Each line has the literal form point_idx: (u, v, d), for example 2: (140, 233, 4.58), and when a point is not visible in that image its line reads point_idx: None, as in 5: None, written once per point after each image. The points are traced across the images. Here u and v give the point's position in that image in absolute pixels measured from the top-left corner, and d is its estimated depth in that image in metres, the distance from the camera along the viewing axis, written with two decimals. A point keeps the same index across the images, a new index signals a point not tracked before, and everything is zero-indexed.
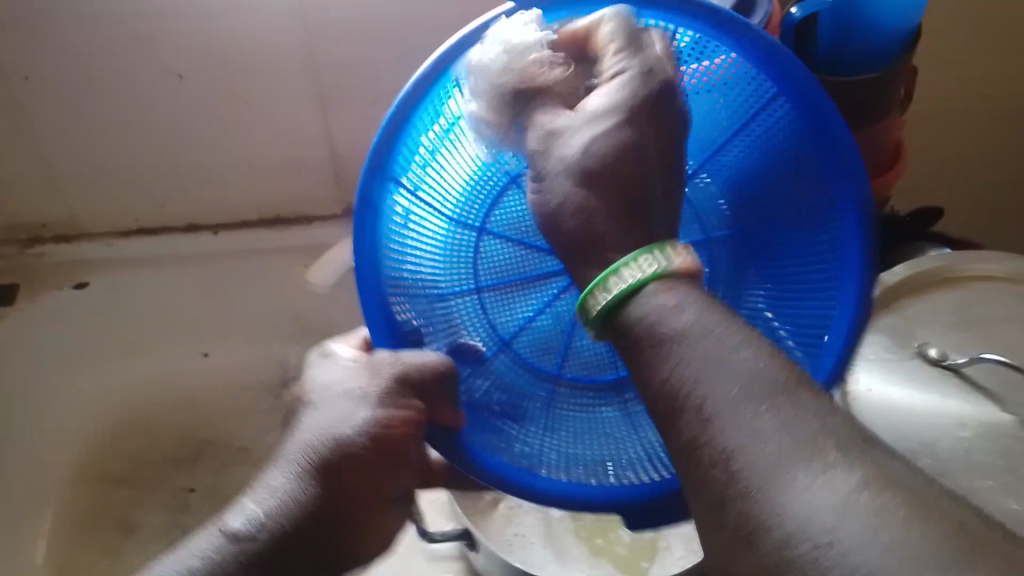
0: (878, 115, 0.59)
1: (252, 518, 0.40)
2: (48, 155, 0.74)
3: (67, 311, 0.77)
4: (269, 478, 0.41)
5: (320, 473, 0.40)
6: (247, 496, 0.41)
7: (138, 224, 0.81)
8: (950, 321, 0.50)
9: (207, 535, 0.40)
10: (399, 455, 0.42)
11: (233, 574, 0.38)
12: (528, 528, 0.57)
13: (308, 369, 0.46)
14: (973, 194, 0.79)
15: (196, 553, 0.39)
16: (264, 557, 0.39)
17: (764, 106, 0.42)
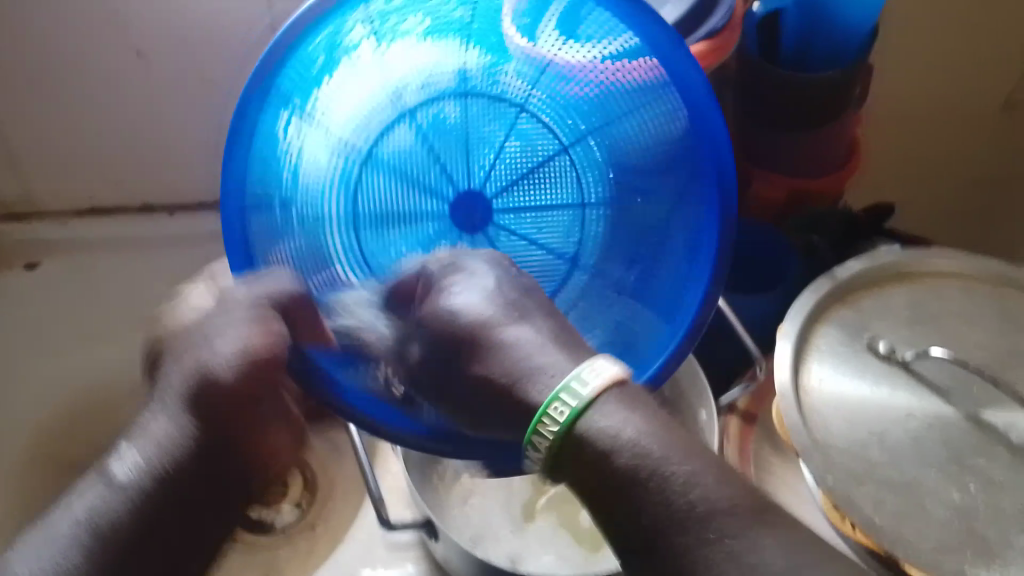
0: (836, 114, 0.60)
1: (137, 466, 0.40)
2: (2, 132, 0.73)
3: (23, 290, 0.76)
4: (146, 423, 0.41)
5: (196, 419, 0.40)
6: (128, 437, 0.41)
7: (93, 204, 0.79)
8: (902, 316, 0.51)
9: (90, 482, 0.40)
10: (249, 412, 0.41)
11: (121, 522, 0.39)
12: (484, 506, 0.59)
13: (169, 310, 0.44)
14: (927, 193, 0.81)
15: (87, 497, 0.40)
16: (155, 500, 0.39)
17: (660, 98, 0.45)
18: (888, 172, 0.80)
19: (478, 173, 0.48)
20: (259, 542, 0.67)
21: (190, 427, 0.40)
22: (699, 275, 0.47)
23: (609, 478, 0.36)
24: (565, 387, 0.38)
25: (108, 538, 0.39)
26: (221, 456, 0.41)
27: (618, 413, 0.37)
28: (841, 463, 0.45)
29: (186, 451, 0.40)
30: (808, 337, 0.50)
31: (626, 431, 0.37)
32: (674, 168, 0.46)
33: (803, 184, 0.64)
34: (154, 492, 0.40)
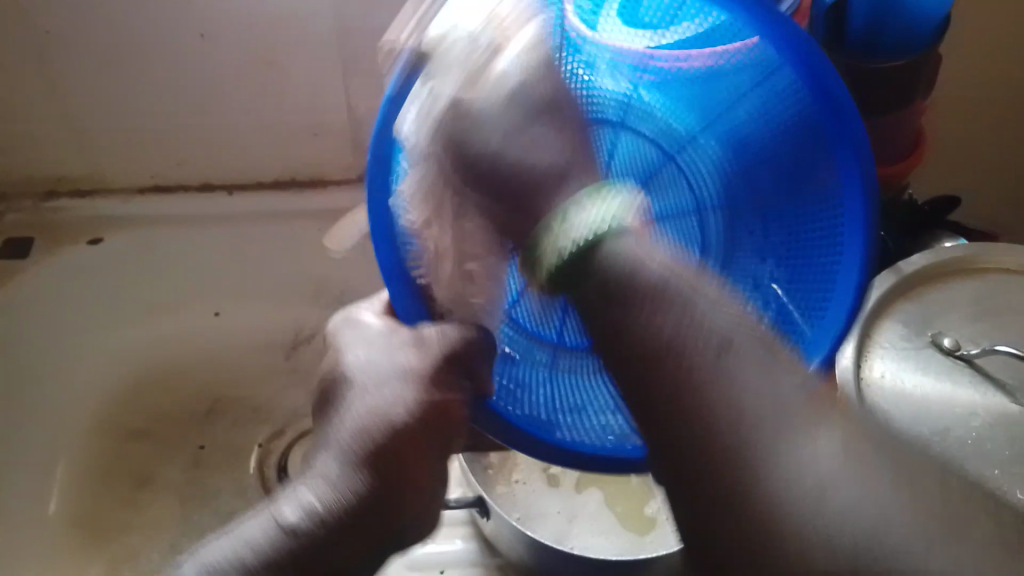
0: (903, 103, 0.59)
1: (306, 507, 0.41)
2: (69, 111, 0.74)
3: (84, 265, 0.78)
4: (324, 472, 0.42)
5: (352, 463, 0.42)
6: (303, 481, 0.43)
7: (156, 182, 0.81)
8: (966, 312, 0.50)
9: (261, 517, 0.41)
10: (419, 449, 0.43)
11: (273, 557, 0.39)
12: (527, 480, 0.60)
13: (335, 332, 0.50)
14: (995, 185, 0.79)
15: (246, 535, 0.41)
16: (314, 545, 0.40)
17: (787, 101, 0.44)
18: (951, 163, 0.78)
19: (658, 129, 0.51)
20: None
21: (354, 478, 0.41)
22: (838, 290, 0.45)
23: (609, 285, 0.40)
24: (581, 206, 0.44)
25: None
26: (403, 512, 0.42)
27: (635, 252, 0.41)
28: None
29: (352, 508, 0.41)
30: (871, 332, 0.50)
31: (637, 255, 0.41)
32: (794, 125, 0.45)
33: None
34: (311, 552, 0.40)
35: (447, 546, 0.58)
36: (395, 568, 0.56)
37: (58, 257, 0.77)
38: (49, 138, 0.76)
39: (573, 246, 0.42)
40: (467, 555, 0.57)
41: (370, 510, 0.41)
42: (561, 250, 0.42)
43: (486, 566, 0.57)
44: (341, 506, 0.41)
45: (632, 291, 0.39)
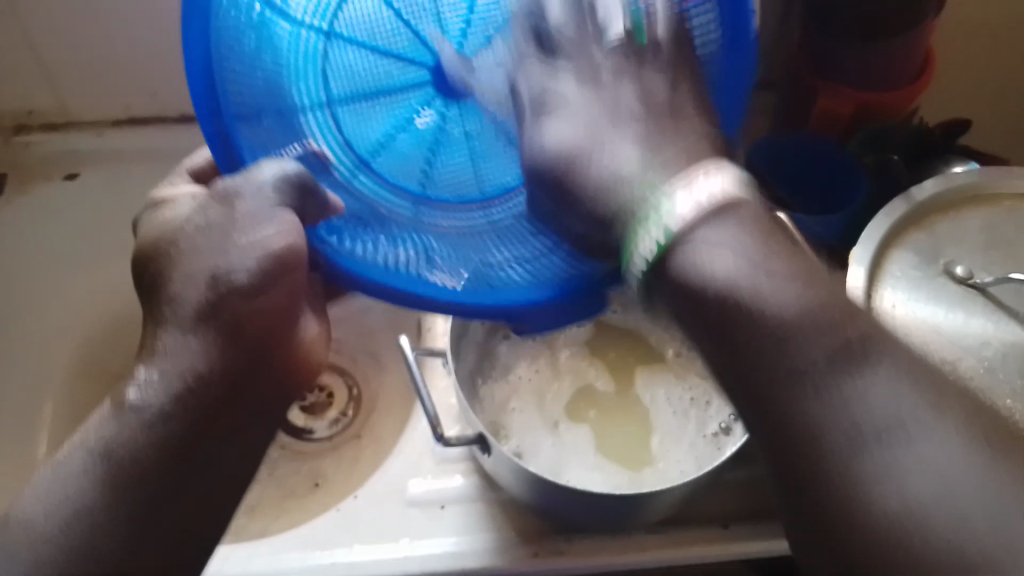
0: (915, 21, 0.56)
1: (146, 386, 0.39)
2: (34, 39, 0.70)
3: (61, 202, 0.76)
4: (166, 346, 0.40)
5: (210, 329, 0.40)
6: (147, 363, 0.40)
7: (131, 114, 0.77)
8: (977, 241, 0.49)
9: (105, 407, 0.39)
10: (297, 324, 0.38)
11: (135, 451, 0.38)
12: (523, 408, 0.59)
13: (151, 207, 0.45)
14: (998, 107, 0.77)
15: (99, 429, 0.39)
16: (178, 430, 0.39)
17: None
18: (960, 81, 0.76)
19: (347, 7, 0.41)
20: (306, 453, 0.69)
21: (214, 347, 0.40)
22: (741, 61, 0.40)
23: (705, 298, 0.34)
24: (645, 217, 0.35)
25: (128, 481, 0.37)
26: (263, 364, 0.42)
27: (735, 242, 0.34)
28: None
29: (194, 384, 0.39)
30: (882, 262, 0.48)
31: (735, 261, 0.34)
32: None
33: (873, 96, 0.60)
34: (161, 436, 0.38)
35: (446, 483, 0.57)
36: (394, 507, 0.56)
37: (34, 193, 0.75)
38: (14, 69, 0.72)
39: (646, 266, 0.35)
40: (469, 491, 0.56)
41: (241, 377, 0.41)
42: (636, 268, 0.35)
43: (488, 501, 0.56)
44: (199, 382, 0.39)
45: (714, 299, 0.34)
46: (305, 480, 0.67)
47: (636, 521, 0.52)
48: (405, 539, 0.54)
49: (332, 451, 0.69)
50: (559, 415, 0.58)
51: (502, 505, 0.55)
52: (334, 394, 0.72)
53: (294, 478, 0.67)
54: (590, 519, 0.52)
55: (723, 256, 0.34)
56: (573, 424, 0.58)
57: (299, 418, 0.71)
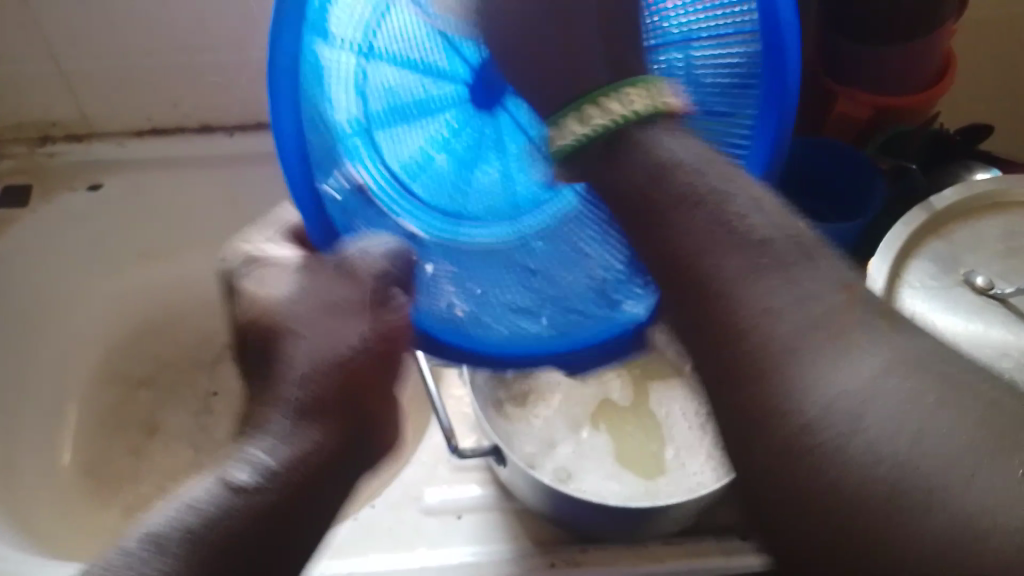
0: (933, 25, 0.56)
1: (261, 468, 0.34)
2: (56, 51, 0.71)
3: (82, 211, 0.76)
4: (273, 422, 0.35)
5: (317, 409, 0.36)
6: (254, 438, 0.35)
7: (151, 125, 0.78)
8: (997, 248, 0.48)
9: (205, 478, 0.34)
10: (375, 387, 0.37)
11: (231, 528, 0.33)
12: (540, 419, 0.59)
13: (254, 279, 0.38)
14: (1018, 109, 0.77)
15: (191, 498, 0.34)
16: (273, 513, 0.33)
17: None
18: (979, 81, 0.74)
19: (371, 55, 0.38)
20: None
21: (318, 425, 0.35)
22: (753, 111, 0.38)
23: (660, 200, 0.33)
24: (636, 87, 0.35)
25: (226, 554, 0.32)
26: (365, 443, 0.37)
27: (695, 149, 0.34)
28: None
29: (304, 467, 0.35)
30: (899, 273, 0.48)
31: (691, 152, 0.34)
32: None
33: (891, 101, 0.59)
34: (238, 527, 0.33)
35: (463, 491, 0.57)
36: (411, 516, 0.56)
37: (57, 205, 0.75)
38: (38, 81, 0.74)
39: (584, 139, 0.35)
40: (482, 500, 0.56)
41: (315, 475, 0.35)
42: (573, 139, 0.35)
43: (504, 510, 0.56)
44: (314, 462, 0.35)
45: (676, 251, 0.31)
46: None
47: (651, 531, 0.51)
48: (421, 548, 0.54)
49: None
50: (574, 424, 0.58)
51: (517, 514, 0.55)
52: None
53: None
54: (605, 529, 0.52)
55: (680, 148, 0.34)
56: (589, 433, 0.58)
57: None
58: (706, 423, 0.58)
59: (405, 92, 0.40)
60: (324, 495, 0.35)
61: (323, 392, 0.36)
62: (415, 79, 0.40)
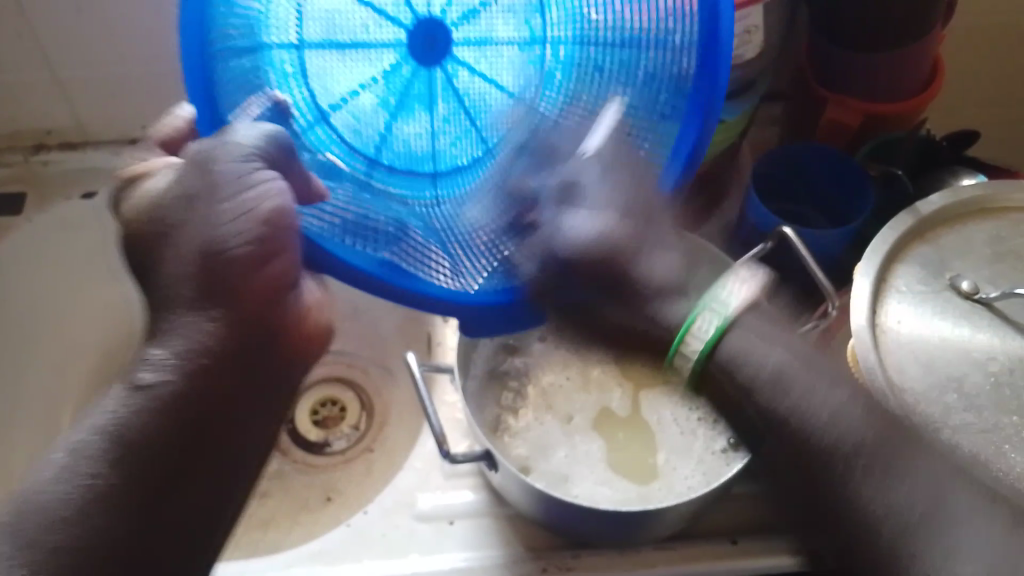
0: (922, 34, 0.56)
1: (160, 364, 0.42)
2: (52, 61, 0.72)
3: (78, 219, 0.76)
4: (165, 332, 0.43)
5: (219, 318, 0.43)
6: (154, 341, 0.43)
7: (146, 132, 0.79)
8: (985, 253, 0.48)
9: (117, 392, 0.42)
10: (264, 269, 0.44)
11: (143, 428, 0.41)
12: (534, 427, 0.59)
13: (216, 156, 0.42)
14: (1005, 114, 0.78)
15: (106, 409, 0.42)
16: (183, 414, 0.42)
17: None
18: (970, 87, 0.75)
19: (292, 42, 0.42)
20: (318, 467, 0.69)
21: (224, 325, 0.43)
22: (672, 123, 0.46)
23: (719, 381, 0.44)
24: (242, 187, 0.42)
25: (140, 454, 0.41)
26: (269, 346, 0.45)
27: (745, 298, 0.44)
28: (919, 409, 0.44)
29: (199, 358, 0.43)
30: (886, 277, 0.48)
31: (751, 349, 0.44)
32: None
33: (879, 108, 0.59)
34: (146, 425, 0.41)
35: (455, 497, 0.57)
36: (403, 522, 0.57)
37: (53, 214, 0.76)
38: (33, 90, 0.74)
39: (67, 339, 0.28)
40: (475, 505, 0.57)
41: (217, 361, 0.43)
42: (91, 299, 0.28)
43: (497, 516, 0.56)
44: (207, 355, 0.43)
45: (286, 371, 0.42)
46: (318, 494, 0.67)
47: (644, 536, 0.52)
48: (414, 554, 0.54)
49: (343, 464, 0.69)
50: (567, 427, 0.59)
51: (510, 520, 0.56)
52: (346, 408, 0.73)
53: (307, 491, 0.68)
54: (597, 534, 0.52)
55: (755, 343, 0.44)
56: (582, 437, 0.58)
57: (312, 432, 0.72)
58: (698, 427, 0.58)
59: (346, 29, 0.41)
60: (241, 390, 0.44)
61: (208, 297, 0.43)
62: (361, 19, 0.42)
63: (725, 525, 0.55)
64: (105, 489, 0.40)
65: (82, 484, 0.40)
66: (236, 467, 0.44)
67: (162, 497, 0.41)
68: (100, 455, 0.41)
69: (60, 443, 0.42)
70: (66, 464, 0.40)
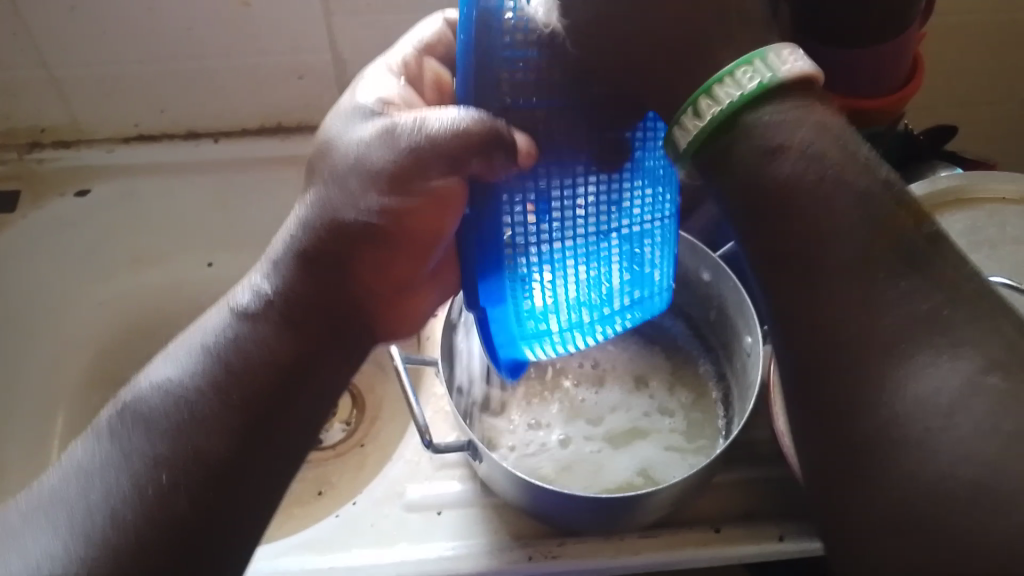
0: (898, 31, 0.57)
1: (260, 294, 0.43)
2: (46, 60, 0.73)
3: (71, 217, 0.77)
4: (267, 288, 0.43)
5: (304, 265, 0.43)
6: (254, 276, 0.44)
7: (139, 131, 0.80)
8: (960, 243, 0.50)
9: (220, 322, 0.43)
10: (384, 260, 0.44)
11: (209, 396, 0.41)
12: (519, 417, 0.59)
13: (395, 74, 0.50)
14: (985, 112, 0.79)
15: (211, 330, 0.43)
16: (261, 401, 0.41)
17: (583, 291, 0.46)
18: (951, 85, 0.76)
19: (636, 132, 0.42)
20: (310, 461, 0.70)
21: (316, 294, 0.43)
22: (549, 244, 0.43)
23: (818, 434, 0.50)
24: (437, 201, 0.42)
25: (231, 435, 0.40)
26: (368, 316, 0.45)
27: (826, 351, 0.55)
28: None
29: (278, 323, 0.43)
30: None
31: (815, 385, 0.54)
32: (584, 284, 0.46)
33: (858, 105, 0.60)
34: (227, 398, 0.41)
35: (444, 487, 0.58)
36: (394, 512, 0.57)
37: (47, 211, 0.76)
38: (29, 89, 0.75)
39: None
40: (463, 495, 0.57)
41: (290, 318, 0.43)
42: None
43: (484, 505, 0.57)
44: (282, 324, 0.42)
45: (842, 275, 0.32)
46: (310, 487, 0.68)
47: (626, 523, 0.52)
48: (404, 544, 0.55)
49: (335, 457, 0.70)
50: (556, 415, 0.59)
51: (498, 509, 0.56)
52: (338, 403, 0.74)
53: (299, 485, 0.68)
54: (583, 522, 0.52)
55: None
56: (568, 425, 0.59)
57: None
58: (684, 421, 0.59)
59: None
60: (314, 365, 0.43)
61: (309, 257, 0.43)
62: None
63: (710, 513, 0.56)
64: (207, 414, 0.40)
65: (180, 400, 0.41)
66: (319, 411, 0.44)
67: (258, 447, 0.41)
68: (204, 381, 0.41)
69: (158, 366, 0.43)
70: (169, 384, 0.42)
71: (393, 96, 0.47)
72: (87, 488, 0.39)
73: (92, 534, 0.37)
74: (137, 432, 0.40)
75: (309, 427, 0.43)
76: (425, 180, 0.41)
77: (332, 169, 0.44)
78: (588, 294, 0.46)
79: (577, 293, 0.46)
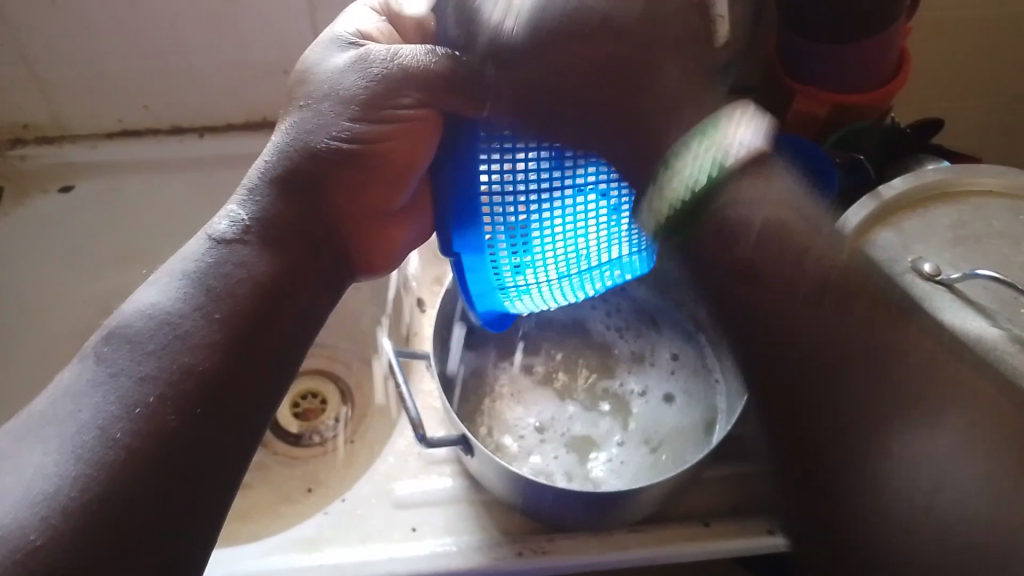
0: (887, 25, 0.57)
1: (239, 219, 0.43)
2: (28, 55, 0.72)
3: (54, 214, 0.76)
4: (246, 212, 0.43)
5: (286, 191, 0.43)
6: (231, 203, 0.44)
7: (123, 127, 0.79)
8: (947, 237, 0.50)
9: (200, 247, 0.43)
10: (357, 192, 0.44)
11: (196, 315, 0.40)
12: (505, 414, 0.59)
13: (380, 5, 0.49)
14: (968, 107, 0.79)
15: (188, 256, 0.42)
16: (248, 318, 0.41)
17: (566, 254, 0.44)
18: (936, 80, 0.77)
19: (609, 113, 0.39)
20: (299, 458, 0.70)
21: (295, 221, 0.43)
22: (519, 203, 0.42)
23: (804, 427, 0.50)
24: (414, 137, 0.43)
25: (220, 354, 0.39)
26: (341, 247, 0.46)
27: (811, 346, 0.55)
28: None
29: (258, 249, 0.42)
30: None
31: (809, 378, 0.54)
32: (566, 245, 0.43)
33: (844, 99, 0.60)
34: (214, 319, 0.40)
35: (434, 484, 0.58)
36: (383, 510, 0.57)
37: (29, 207, 0.75)
38: (10, 84, 0.74)
39: None
40: (453, 491, 0.57)
41: (274, 241, 0.43)
42: None
43: (474, 501, 0.57)
44: (263, 250, 0.42)
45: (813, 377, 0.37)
46: (300, 485, 0.68)
47: (617, 519, 0.52)
48: (393, 540, 0.55)
49: (324, 455, 0.70)
50: (544, 412, 0.59)
51: (488, 505, 0.56)
52: (327, 400, 0.75)
53: (288, 483, 0.68)
54: (575, 518, 0.52)
55: None
56: (557, 421, 0.59)
57: (292, 424, 0.72)
58: (673, 415, 0.59)
59: None
60: (296, 286, 0.43)
61: (290, 181, 0.43)
62: None
63: (699, 508, 0.56)
64: (195, 337, 0.39)
65: (165, 320, 0.40)
66: (295, 344, 0.43)
67: (250, 358, 0.40)
68: (189, 304, 0.40)
69: (139, 292, 0.42)
70: (152, 308, 0.40)
71: (370, 28, 0.47)
72: (69, 415, 0.37)
73: (77, 461, 0.36)
74: (125, 353, 0.39)
75: (290, 359, 0.42)
76: (401, 104, 0.42)
77: (310, 96, 0.44)
78: (570, 258, 0.44)
79: (557, 254, 0.44)
